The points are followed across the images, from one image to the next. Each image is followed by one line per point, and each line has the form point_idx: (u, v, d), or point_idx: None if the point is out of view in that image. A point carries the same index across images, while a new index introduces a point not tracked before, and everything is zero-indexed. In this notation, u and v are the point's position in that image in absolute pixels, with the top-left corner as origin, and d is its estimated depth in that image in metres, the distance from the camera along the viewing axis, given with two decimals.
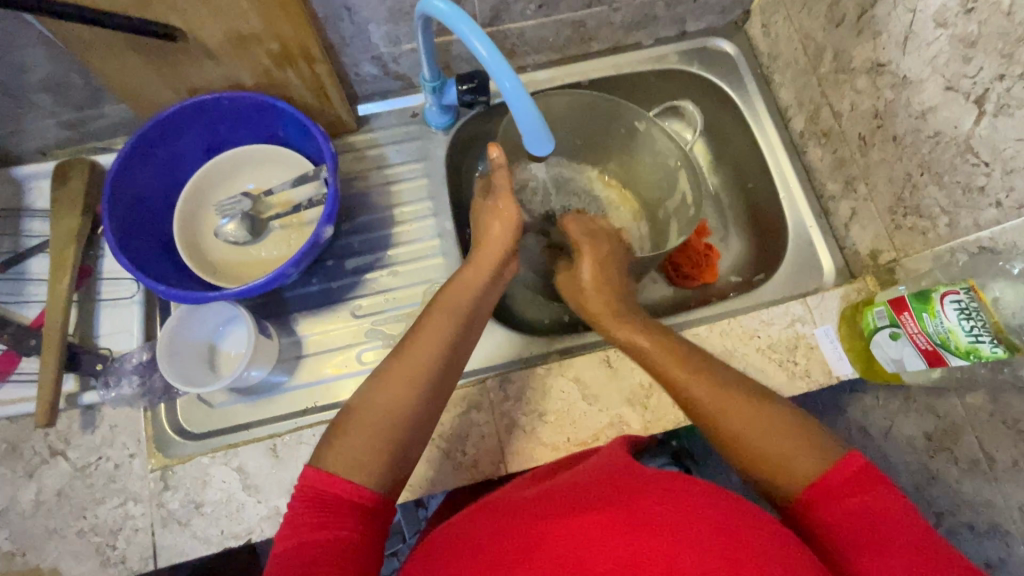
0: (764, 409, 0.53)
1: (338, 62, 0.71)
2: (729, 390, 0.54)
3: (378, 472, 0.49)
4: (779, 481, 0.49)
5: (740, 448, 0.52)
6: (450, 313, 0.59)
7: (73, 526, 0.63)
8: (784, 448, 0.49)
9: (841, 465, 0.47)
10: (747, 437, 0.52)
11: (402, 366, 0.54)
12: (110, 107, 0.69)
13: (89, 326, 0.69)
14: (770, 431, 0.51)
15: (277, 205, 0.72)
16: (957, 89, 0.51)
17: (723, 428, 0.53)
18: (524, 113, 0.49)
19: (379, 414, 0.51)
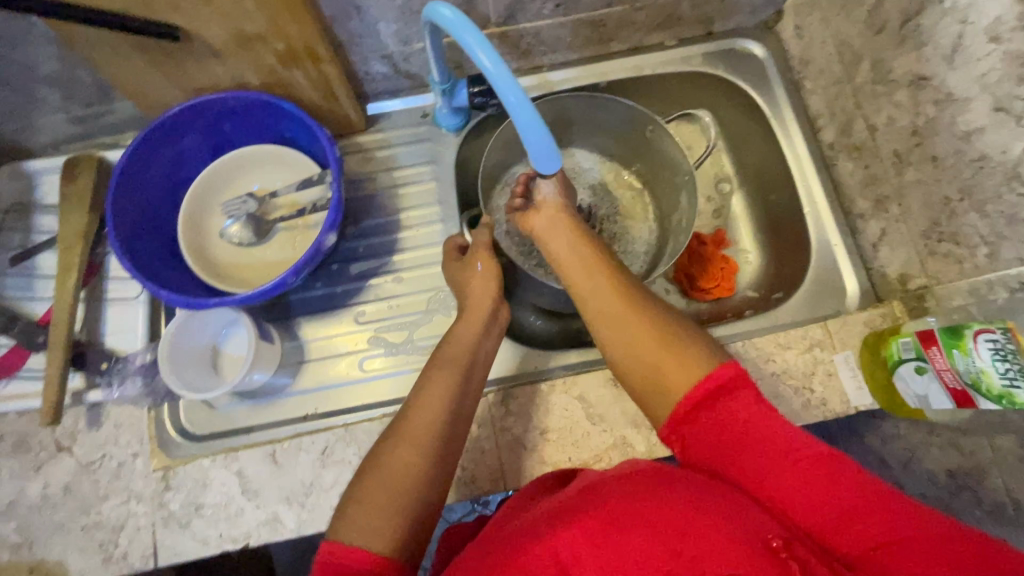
0: (663, 329, 0.53)
1: (347, 61, 0.69)
2: (633, 309, 0.55)
3: (400, 542, 0.48)
4: (652, 391, 0.51)
5: (636, 369, 0.53)
6: (453, 368, 0.58)
7: (77, 522, 0.63)
8: (664, 364, 0.51)
9: (711, 378, 0.49)
10: (637, 357, 0.53)
11: (409, 430, 0.53)
12: (118, 104, 0.68)
13: (95, 324, 0.70)
14: (659, 349, 0.52)
15: (283, 207, 0.71)
16: (1008, 111, 0.46)
17: (619, 350, 0.54)
18: (532, 130, 0.48)
19: (398, 486, 0.50)
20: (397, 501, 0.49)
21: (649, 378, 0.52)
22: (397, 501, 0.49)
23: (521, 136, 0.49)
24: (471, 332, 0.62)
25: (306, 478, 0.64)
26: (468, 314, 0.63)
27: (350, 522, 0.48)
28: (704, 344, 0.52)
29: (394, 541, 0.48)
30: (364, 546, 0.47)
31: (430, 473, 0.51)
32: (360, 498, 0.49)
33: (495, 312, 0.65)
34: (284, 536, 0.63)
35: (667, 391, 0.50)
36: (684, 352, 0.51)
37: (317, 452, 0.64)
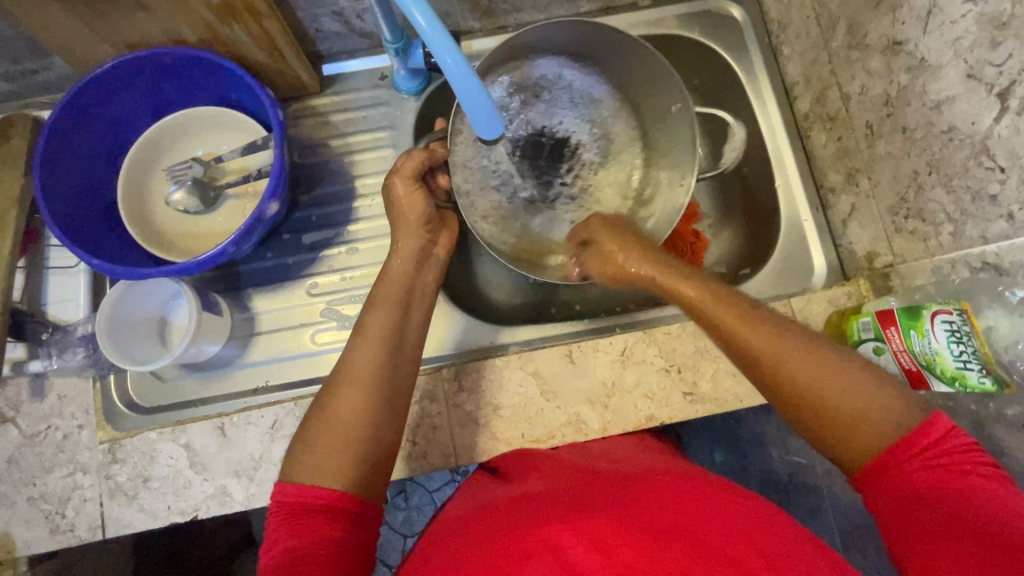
0: (839, 365, 0.44)
1: (295, 17, 0.64)
2: (785, 338, 0.46)
3: (350, 472, 0.47)
4: (838, 448, 0.42)
5: (809, 407, 0.43)
6: (386, 304, 0.57)
7: (23, 493, 0.62)
8: (876, 407, 0.41)
9: (920, 430, 0.40)
10: (824, 397, 0.43)
11: (351, 368, 0.52)
12: (50, 60, 0.64)
13: (36, 293, 0.67)
14: (842, 385, 0.43)
15: (231, 172, 0.67)
16: (980, 79, 0.44)
17: (786, 386, 0.44)
18: (471, 95, 0.44)
19: (345, 421, 0.49)
20: (345, 438, 0.48)
21: (837, 423, 0.42)
22: (344, 438, 0.48)
23: (460, 101, 0.46)
24: (407, 269, 0.60)
25: (255, 452, 0.63)
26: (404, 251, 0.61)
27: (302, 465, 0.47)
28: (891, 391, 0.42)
29: (349, 475, 0.47)
30: (315, 485, 0.46)
31: (378, 410, 0.50)
32: (312, 439, 0.48)
33: (427, 247, 0.63)
34: (233, 509, 0.62)
35: (856, 439, 0.41)
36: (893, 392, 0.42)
37: (266, 426, 0.63)
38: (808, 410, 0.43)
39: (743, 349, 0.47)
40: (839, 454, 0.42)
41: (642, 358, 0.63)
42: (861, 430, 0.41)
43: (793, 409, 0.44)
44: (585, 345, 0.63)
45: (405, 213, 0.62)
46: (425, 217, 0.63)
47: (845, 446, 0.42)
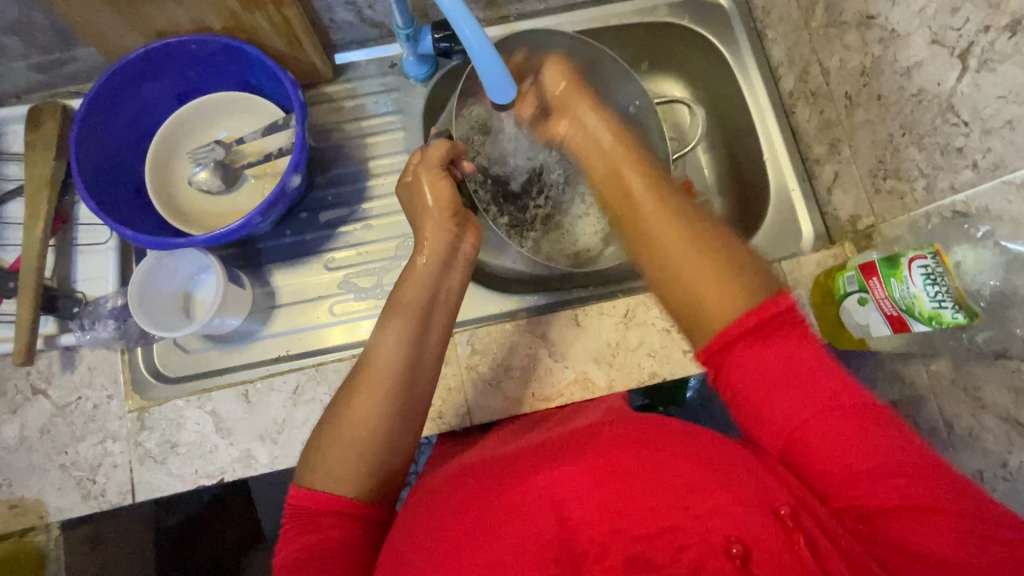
0: (711, 262, 0.48)
1: (311, 7, 0.69)
2: (676, 226, 0.50)
3: (364, 480, 0.52)
4: (694, 331, 0.48)
5: (669, 283, 0.49)
6: (405, 316, 0.57)
7: (55, 461, 0.65)
8: (722, 295, 0.46)
9: (764, 306, 0.45)
10: (685, 271, 0.48)
11: (368, 374, 0.54)
12: (80, 50, 0.68)
13: (66, 271, 0.70)
14: (704, 273, 0.47)
15: (250, 154, 0.71)
16: (943, 43, 0.48)
17: (661, 263, 0.50)
18: (488, 63, 0.49)
19: (362, 427, 0.52)
20: (361, 448, 0.51)
21: (688, 296, 0.48)
22: (367, 442, 0.51)
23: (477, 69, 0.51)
24: (429, 273, 0.60)
25: (278, 416, 0.66)
26: (430, 247, 0.62)
27: (320, 472, 0.51)
28: (757, 271, 0.48)
29: (361, 486, 0.51)
30: (333, 493, 0.51)
31: (399, 415, 0.53)
32: (330, 451, 0.51)
33: (457, 242, 0.63)
34: (257, 471, 0.65)
35: (709, 312, 0.47)
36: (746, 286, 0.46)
37: (288, 391, 0.66)
38: (674, 283, 0.49)
39: (641, 235, 0.51)
40: (682, 324, 0.49)
41: (644, 320, 0.66)
42: (697, 312, 0.47)
43: (657, 280, 0.50)
44: (589, 309, 0.67)
45: (428, 204, 0.63)
46: (451, 209, 0.64)
47: (686, 312, 0.48)
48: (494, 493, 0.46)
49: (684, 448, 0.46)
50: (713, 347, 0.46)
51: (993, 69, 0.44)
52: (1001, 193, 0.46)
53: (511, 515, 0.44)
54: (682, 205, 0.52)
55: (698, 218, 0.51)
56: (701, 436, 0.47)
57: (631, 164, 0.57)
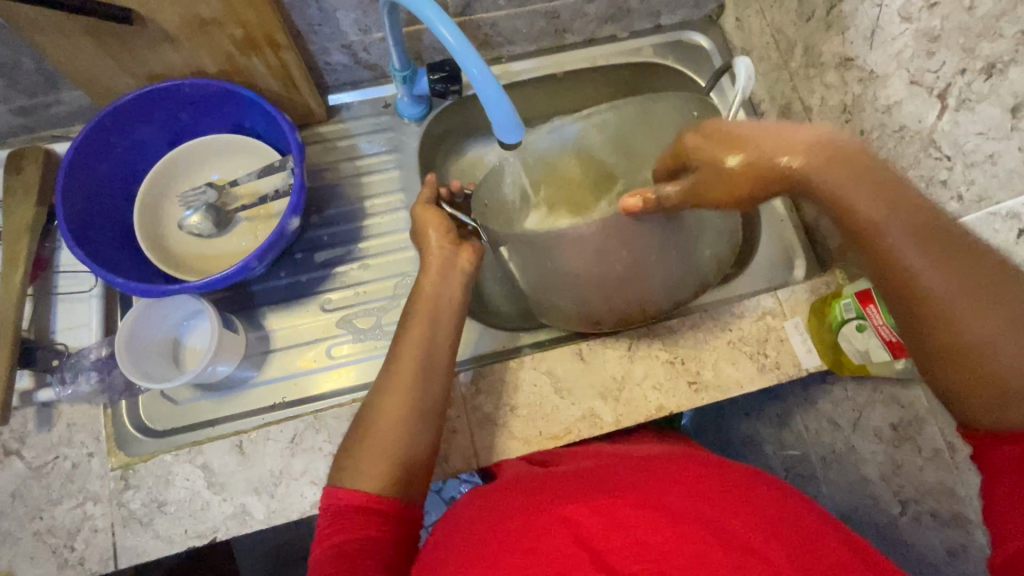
0: (1015, 325, 0.45)
1: (305, 51, 0.69)
2: (989, 297, 0.46)
3: (391, 482, 0.50)
4: (972, 400, 0.47)
5: (966, 364, 0.47)
6: (416, 321, 0.56)
7: (28, 528, 0.60)
8: (1019, 360, 0.45)
9: None
10: (946, 335, 0.47)
11: (397, 375, 0.54)
12: (65, 94, 0.67)
13: (44, 321, 0.67)
14: (977, 314, 0.46)
15: (243, 196, 0.70)
16: (921, 83, 0.51)
17: (943, 336, 0.47)
18: (495, 102, 0.50)
19: (380, 429, 0.52)
20: (385, 448, 0.51)
21: (977, 370, 0.47)
22: (384, 449, 0.51)
23: (486, 111, 0.51)
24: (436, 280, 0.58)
25: (275, 468, 0.62)
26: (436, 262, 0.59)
27: (350, 476, 0.50)
28: None
29: (382, 485, 0.50)
30: (356, 493, 0.49)
31: (412, 424, 0.52)
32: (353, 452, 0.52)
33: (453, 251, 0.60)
34: (253, 528, 0.61)
35: (1012, 381, 0.45)
36: None
37: (286, 440, 0.63)
38: (940, 339, 0.48)
39: (874, 241, 0.49)
40: (957, 389, 0.48)
41: (647, 351, 0.67)
42: (1009, 404, 0.46)
43: (920, 320, 0.48)
44: (594, 344, 0.67)
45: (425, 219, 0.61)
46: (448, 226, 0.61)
47: (1014, 390, 0.45)
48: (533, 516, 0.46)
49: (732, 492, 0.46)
50: (994, 441, 0.47)
51: (971, 108, 0.47)
52: (988, 224, 0.48)
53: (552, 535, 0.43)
54: (920, 209, 0.48)
55: (972, 253, 0.46)
56: (736, 475, 0.50)
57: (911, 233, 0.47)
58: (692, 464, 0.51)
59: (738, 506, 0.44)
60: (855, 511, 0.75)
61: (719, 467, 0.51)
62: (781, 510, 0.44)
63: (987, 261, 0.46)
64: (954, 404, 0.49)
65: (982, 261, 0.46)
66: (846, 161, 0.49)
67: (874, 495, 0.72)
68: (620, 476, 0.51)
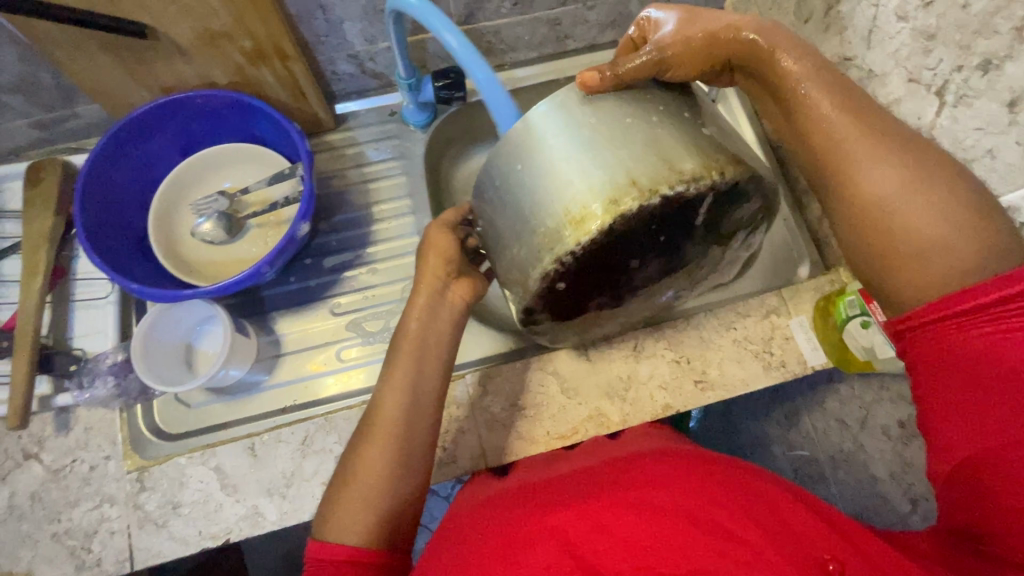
0: (925, 185, 0.44)
1: (313, 61, 0.71)
2: (897, 160, 0.45)
3: (378, 529, 0.50)
4: (883, 271, 0.47)
5: (879, 232, 0.46)
6: (405, 363, 0.54)
7: (46, 530, 0.62)
8: (937, 216, 0.44)
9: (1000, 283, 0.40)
10: (851, 199, 0.47)
11: (380, 423, 0.52)
12: (82, 107, 0.69)
13: (62, 327, 0.69)
14: (886, 174, 0.45)
15: (254, 204, 0.72)
16: (919, 81, 0.52)
17: (859, 194, 0.47)
18: (500, 105, 0.50)
19: (365, 477, 0.51)
20: (372, 497, 0.50)
21: (881, 235, 0.46)
22: (368, 495, 0.50)
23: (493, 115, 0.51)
24: (425, 317, 0.55)
25: (286, 469, 0.63)
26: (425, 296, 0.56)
27: (335, 524, 0.49)
28: (977, 219, 0.43)
29: (369, 532, 0.49)
30: (339, 542, 0.48)
31: (398, 470, 0.51)
32: (336, 498, 0.51)
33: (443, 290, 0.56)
34: (265, 529, 0.62)
35: (909, 242, 0.44)
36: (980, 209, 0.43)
37: (297, 442, 0.64)
38: (847, 208, 0.48)
39: (795, 108, 0.49)
40: (874, 267, 0.47)
41: (652, 351, 0.67)
42: (928, 258, 0.44)
43: (833, 188, 0.48)
44: (599, 344, 0.67)
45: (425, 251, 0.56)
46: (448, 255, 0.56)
47: (916, 253, 0.44)
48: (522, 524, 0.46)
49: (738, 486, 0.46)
50: (921, 312, 0.44)
51: (969, 104, 0.48)
52: None
53: (541, 537, 0.43)
54: (848, 89, 0.48)
55: (890, 123, 0.47)
56: (743, 470, 0.49)
57: (823, 95, 0.48)
58: (681, 460, 0.51)
59: (745, 500, 0.44)
60: (864, 510, 0.75)
61: (717, 461, 0.51)
62: (786, 506, 0.44)
63: (897, 130, 0.46)
64: (884, 292, 0.47)
65: (892, 129, 0.46)
66: (778, 32, 0.50)
67: (883, 494, 0.72)
68: (611, 471, 0.51)
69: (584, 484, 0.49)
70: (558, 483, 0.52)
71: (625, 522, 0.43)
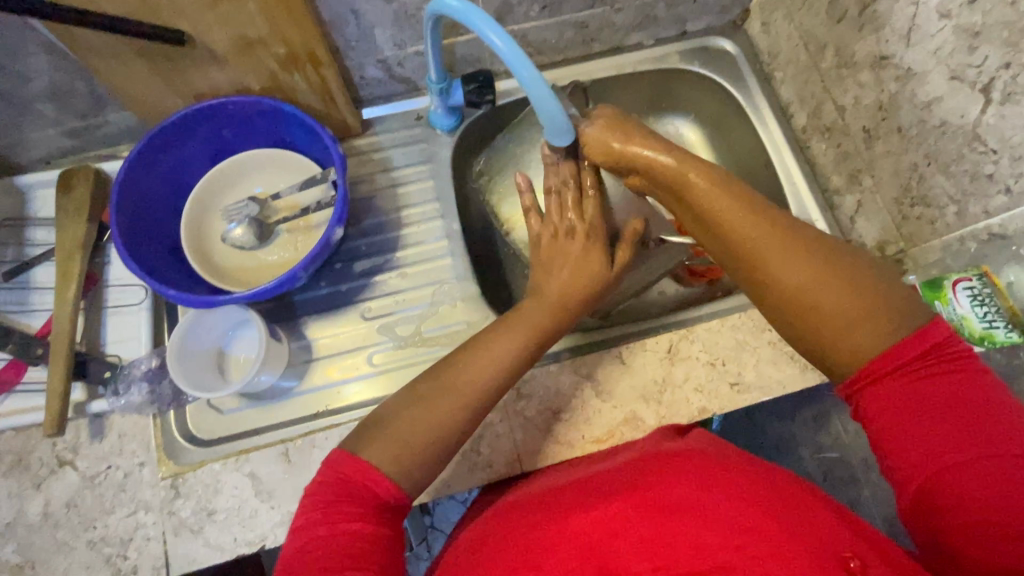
0: (829, 269, 0.45)
1: (342, 67, 0.71)
2: (794, 249, 0.46)
3: (417, 471, 0.48)
4: (820, 357, 0.46)
5: (799, 317, 0.46)
6: (516, 336, 0.55)
7: (82, 538, 0.61)
8: (849, 292, 0.44)
9: (916, 339, 0.42)
10: (768, 287, 0.47)
11: (469, 385, 0.51)
12: (113, 114, 0.69)
13: (95, 334, 0.69)
14: (787, 263, 0.46)
15: (283, 209, 0.72)
16: (962, 79, 0.52)
17: (775, 282, 0.47)
18: (545, 102, 0.52)
19: (438, 428, 0.49)
20: (431, 438, 0.48)
21: (805, 320, 0.46)
22: (426, 442, 0.48)
23: (536, 111, 0.54)
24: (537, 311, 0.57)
25: None
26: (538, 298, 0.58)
27: (376, 447, 0.47)
28: (886, 302, 0.44)
29: (411, 477, 0.47)
30: (379, 476, 0.46)
31: (463, 428, 0.50)
32: (402, 415, 0.49)
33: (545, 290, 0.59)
34: None
35: (833, 325, 0.44)
36: (882, 293, 0.44)
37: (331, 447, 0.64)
38: (767, 296, 0.48)
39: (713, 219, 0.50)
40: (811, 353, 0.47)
41: (687, 353, 0.67)
42: (861, 327, 0.43)
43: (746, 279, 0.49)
44: (633, 347, 0.67)
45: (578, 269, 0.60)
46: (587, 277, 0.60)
47: (839, 335, 0.44)
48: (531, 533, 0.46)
49: (773, 487, 0.44)
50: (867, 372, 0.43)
51: (1017, 102, 0.47)
52: None
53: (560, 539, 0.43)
54: (749, 194, 0.50)
55: (785, 217, 0.49)
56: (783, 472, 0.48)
57: (721, 195, 0.50)
58: (693, 455, 0.50)
59: (781, 502, 0.43)
60: None
61: (749, 460, 0.50)
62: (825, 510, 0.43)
63: (790, 221, 0.48)
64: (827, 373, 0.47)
65: (784, 223, 0.48)
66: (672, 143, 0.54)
67: None
68: (635, 470, 0.50)
69: (609, 484, 0.49)
70: (582, 483, 0.51)
71: (644, 521, 0.42)
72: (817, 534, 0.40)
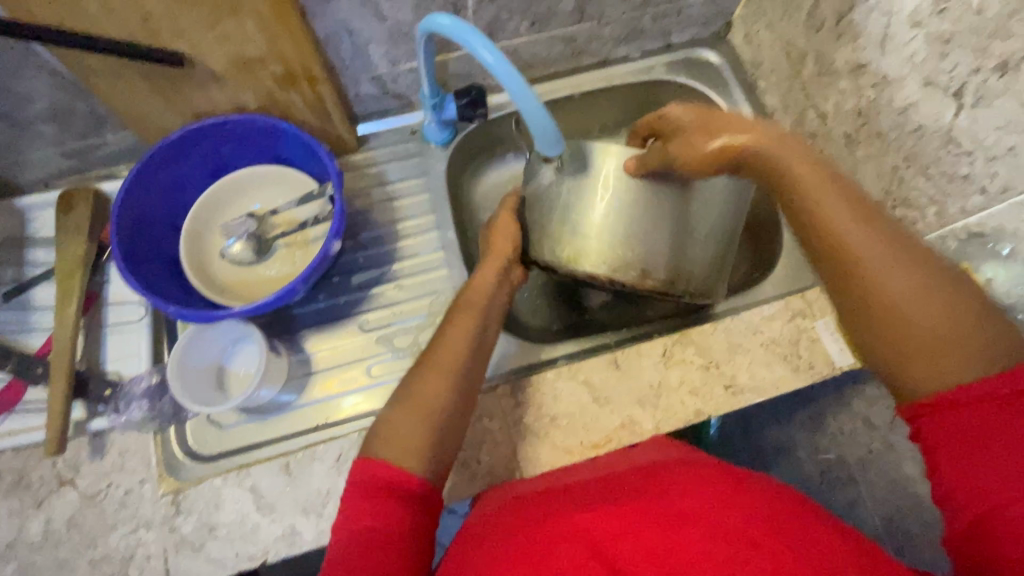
0: (936, 290, 0.46)
1: (337, 84, 0.73)
2: (907, 265, 0.47)
3: (423, 458, 0.51)
4: (899, 373, 0.47)
5: (889, 332, 0.47)
6: (468, 312, 0.60)
7: (83, 557, 0.61)
8: (947, 318, 0.45)
9: (1020, 373, 0.42)
10: (869, 299, 0.48)
11: (440, 356, 0.56)
12: (113, 135, 0.70)
13: (95, 352, 0.69)
14: (898, 276, 0.46)
15: (281, 224, 0.73)
16: (936, 84, 0.54)
17: (878, 293, 0.47)
18: (534, 113, 0.53)
19: (426, 406, 0.53)
20: (428, 421, 0.52)
21: (898, 336, 0.46)
22: (424, 423, 0.52)
23: (526, 122, 0.55)
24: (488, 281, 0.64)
25: (322, 487, 0.63)
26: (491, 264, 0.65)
27: (382, 440, 0.51)
28: (988, 334, 0.44)
29: (423, 464, 0.51)
30: (393, 464, 0.49)
31: (452, 407, 0.54)
32: (395, 412, 0.53)
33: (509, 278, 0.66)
34: (302, 548, 0.62)
35: (928, 348, 0.45)
36: (984, 325, 0.44)
37: (331, 460, 0.64)
38: (863, 306, 0.48)
39: (823, 231, 0.50)
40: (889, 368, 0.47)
41: (682, 356, 0.68)
42: (942, 356, 0.44)
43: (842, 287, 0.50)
44: (628, 352, 0.68)
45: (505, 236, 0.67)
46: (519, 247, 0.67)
47: (928, 357, 0.45)
48: (536, 528, 0.46)
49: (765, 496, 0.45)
50: (944, 400, 0.44)
51: (988, 105, 0.49)
52: (1014, 213, 0.51)
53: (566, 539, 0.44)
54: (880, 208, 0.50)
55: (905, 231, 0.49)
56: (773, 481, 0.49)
57: (840, 203, 0.50)
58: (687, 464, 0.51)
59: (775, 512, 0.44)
60: (898, 512, 0.75)
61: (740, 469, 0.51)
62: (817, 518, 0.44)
63: (911, 238, 0.48)
64: (896, 387, 0.47)
65: (911, 239, 0.48)
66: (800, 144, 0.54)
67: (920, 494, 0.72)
68: (636, 475, 0.51)
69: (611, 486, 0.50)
70: (582, 485, 0.52)
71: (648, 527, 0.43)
72: (804, 540, 0.41)
